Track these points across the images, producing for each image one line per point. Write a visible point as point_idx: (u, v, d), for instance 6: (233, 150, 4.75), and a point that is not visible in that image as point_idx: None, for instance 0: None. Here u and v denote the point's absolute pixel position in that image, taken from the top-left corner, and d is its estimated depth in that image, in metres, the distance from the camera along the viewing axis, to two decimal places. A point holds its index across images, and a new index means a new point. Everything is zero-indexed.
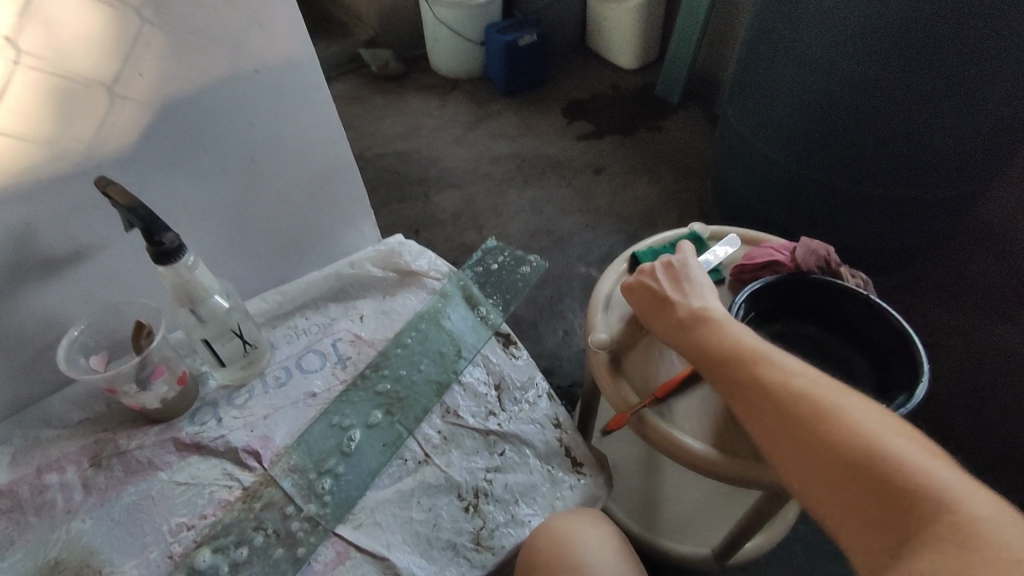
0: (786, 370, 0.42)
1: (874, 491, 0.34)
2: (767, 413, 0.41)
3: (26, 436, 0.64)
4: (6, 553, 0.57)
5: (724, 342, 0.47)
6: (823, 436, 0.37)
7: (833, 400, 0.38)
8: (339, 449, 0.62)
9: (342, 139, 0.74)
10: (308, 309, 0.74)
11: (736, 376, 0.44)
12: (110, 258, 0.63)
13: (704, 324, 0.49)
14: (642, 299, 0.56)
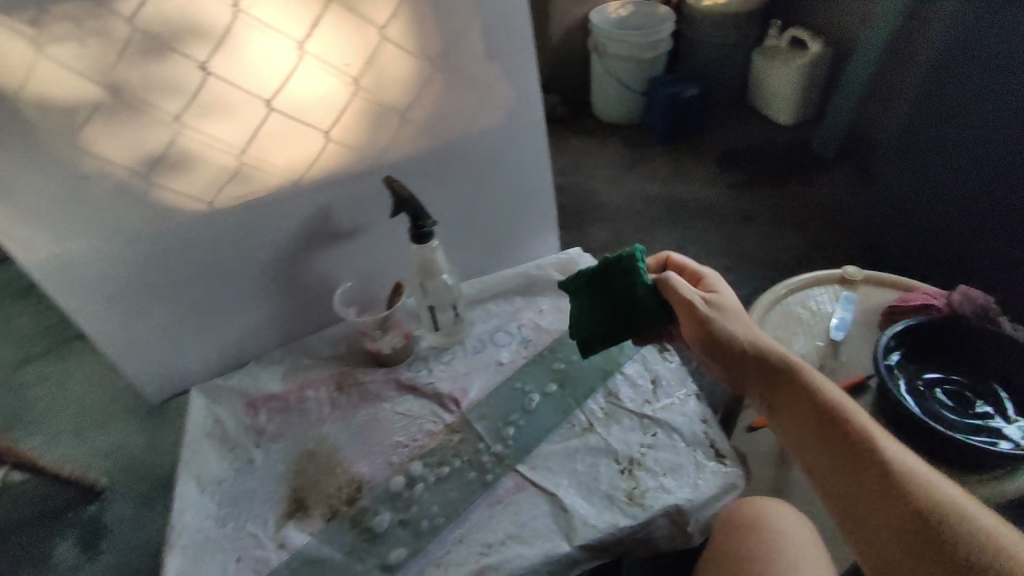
0: (823, 394, 0.53)
1: (909, 511, 0.44)
2: (817, 426, 0.52)
3: (294, 359, 0.86)
4: (280, 438, 0.78)
5: (778, 364, 0.57)
6: (874, 455, 0.48)
7: (873, 436, 0.49)
8: (521, 407, 0.77)
9: (546, 167, 0.89)
10: (498, 300, 0.91)
11: (787, 393, 0.55)
12: (371, 237, 0.83)
13: (765, 359, 0.58)
14: (691, 313, 0.62)
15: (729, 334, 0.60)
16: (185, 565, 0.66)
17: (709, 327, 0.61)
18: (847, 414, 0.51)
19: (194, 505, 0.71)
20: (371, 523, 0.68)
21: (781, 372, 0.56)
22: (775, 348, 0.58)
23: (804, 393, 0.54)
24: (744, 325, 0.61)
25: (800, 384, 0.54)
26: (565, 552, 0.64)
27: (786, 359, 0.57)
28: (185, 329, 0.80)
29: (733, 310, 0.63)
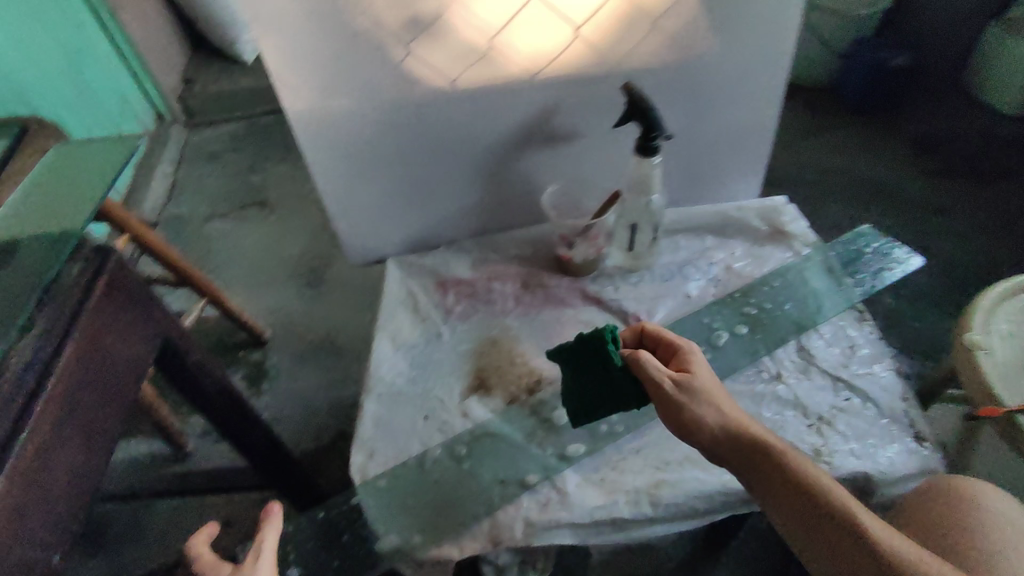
0: (784, 455, 0.56)
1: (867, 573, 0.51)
2: (797, 492, 0.54)
3: (482, 252, 0.89)
4: (467, 320, 0.82)
5: (737, 423, 0.59)
6: (829, 516, 0.53)
7: (829, 496, 0.54)
8: (707, 340, 0.76)
9: (778, 103, 0.82)
10: (690, 233, 0.89)
11: (762, 459, 0.56)
12: (586, 145, 0.82)
13: (730, 426, 0.59)
14: (668, 401, 0.60)
15: (704, 407, 0.59)
16: (380, 410, 0.72)
17: (693, 406, 0.59)
18: (802, 471, 0.55)
19: (388, 361, 0.77)
20: (550, 415, 0.71)
21: (756, 440, 0.57)
22: (725, 399, 0.61)
23: (778, 460, 0.56)
24: (714, 382, 0.62)
25: (771, 443, 0.57)
26: (743, 489, 0.64)
27: (747, 419, 0.60)
28: (397, 202, 0.84)
29: (700, 361, 0.64)
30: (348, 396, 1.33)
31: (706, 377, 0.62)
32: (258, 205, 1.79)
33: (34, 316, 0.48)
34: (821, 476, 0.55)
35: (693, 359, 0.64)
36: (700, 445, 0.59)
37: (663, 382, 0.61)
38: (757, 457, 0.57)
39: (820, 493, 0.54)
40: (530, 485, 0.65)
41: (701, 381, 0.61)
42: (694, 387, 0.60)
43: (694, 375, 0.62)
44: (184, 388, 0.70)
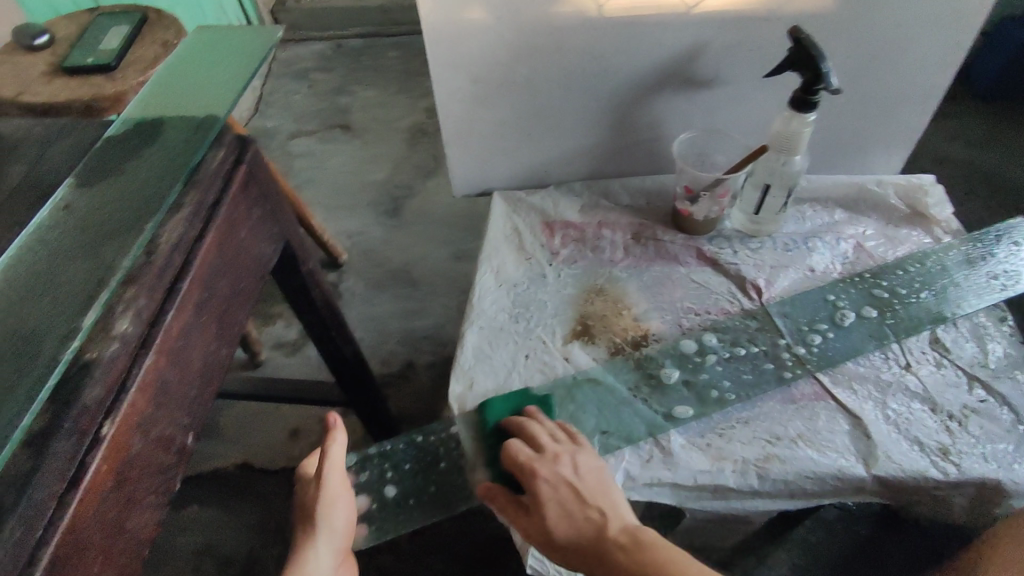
0: (643, 544, 0.51)
1: None
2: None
3: (592, 196, 0.85)
4: (573, 265, 0.79)
5: (579, 518, 0.55)
6: None
7: None
8: (831, 318, 0.70)
9: (954, 68, 0.72)
10: (818, 203, 0.82)
11: (603, 557, 0.52)
12: (726, 95, 0.75)
13: (590, 516, 0.54)
14: (530, 479, 0.57)
15: (543, 491, 0.57)
16: (481, 342, 0.70)
17: (531, 516, 0.56)
18: (661, 563, 0.50)
19: (491, 294, 0.75)
20: (655, 371, 0.68)
21: (597, 536, 0.53)
22: (590, 479, 0.57)
23: (610, 555, 0.52)
24: (581, 467, 0.58)
25: (610, 537, 0.52)
26: (860, 476, 0.59)
27: (600, 500, 0.55)
28: (514, 132, 0.80)
29: (565, 451, 0.59)
30: (418, 328, 1.33)
31: (564, 465, 0.58)
32: (342, 128, 1.78)
33: (181, 194, 0.47)
34: (684, 567, 0.49)
35: (559, 446, 0.59)
36: (551, 558, 0.55)
37: (520, 462, 0.58)
38: (609, 545, 0.52)
39: (665, 572, 0.49)
40: (632, 440, 0.63)
41: (550, 471, 0.57)
42: (538, 484, 0.57)
43: (547, 463, 0.58)
44: (292, 294, 0.70)
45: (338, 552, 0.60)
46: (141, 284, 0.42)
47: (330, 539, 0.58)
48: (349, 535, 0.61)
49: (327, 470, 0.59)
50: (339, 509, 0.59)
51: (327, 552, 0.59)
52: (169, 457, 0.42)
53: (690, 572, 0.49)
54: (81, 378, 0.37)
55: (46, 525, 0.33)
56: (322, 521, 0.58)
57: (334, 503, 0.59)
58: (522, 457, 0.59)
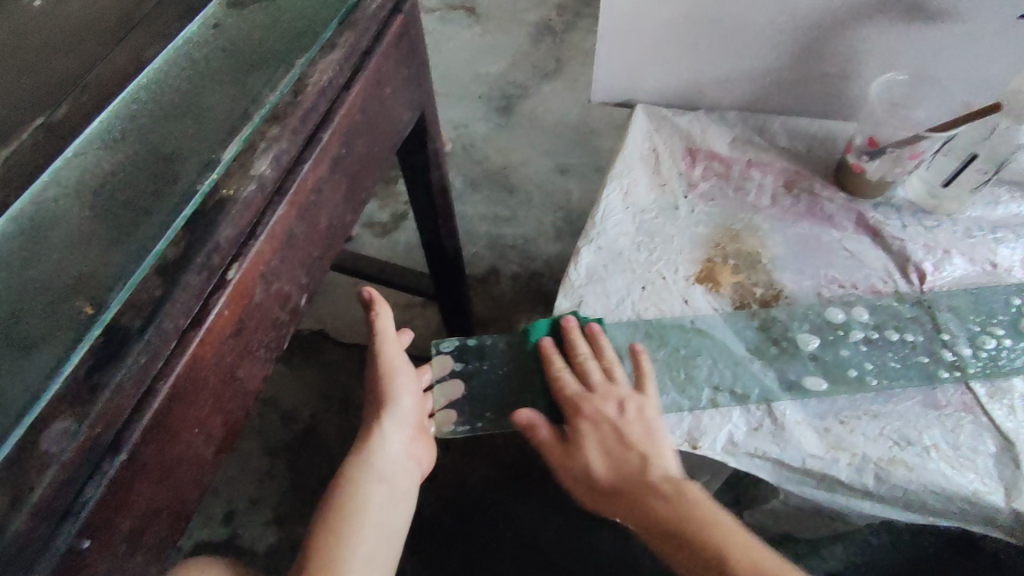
0: (668, 492, 0.50)
1: None
2: (674, 546, 0.48)
3: (746, 130, 0.75)
4: (709, 203, 0.71)
5: (624, 450, 0.53)
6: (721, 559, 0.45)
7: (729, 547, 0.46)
8: (1011, 323, 0.61)
9: None
10: (1017, 187, 0.68)
11: (645, 505, 0.50)
12: (952, 34, 0.63)
13: (636, 446, 0.53)
14: (572, 415, 0.56)
15: (585, 425, 0.55)
16: (597, 264, 0.65)
17: (557, 447, 0.56)
18: (701, 516, 0.48)
19: (616, 215, 0.68)
20: (796, 337, 0.62)
21: (638, 478, 0.51)
22: (638, 427, 0.54)
23: (652, 501, 0.50)
24: (633, 410, 0.55)
25: (652, 482, 0.51)
26: (996, 507, 0.51)
27: (645, 447, 0.53)
28: (679, 39, 0.70)
29: (626, 394, 0.56)
30: (507, 236, 1.29)
31: (621, 388, 0.57)
32: (466, 10, 1.67)
33: (336, 34, 0.42)
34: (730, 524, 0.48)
35: (613, 387, 0.57)
36: (587, 491, 0.54)
37: (567, 396, 0.57)
38: (640, 486, 0.51)
39: (711, 532, 0.47)
40: (744, 403, 0.58)
41: (631, 406, 0.55)
42: (581, 418, 0.55)
43: (597, 400, 0.56)
44: (411, 172, 0.66)
45: (411, 429, 0.62)
46: (284, 125, 0.37)
47: (398, 413, 0.60)
48: (415, 412, 0.63)
49: (382, 344, 0.61)
50: (401, 382, 0.62)
51: (397, 430, 0.60)
52: (283, 314, 0.40)
53: (738, 539, 0.47)
54: (216, 211, 0.34)
55: (167, 357, 0.31)
56: (390, 395, 0.61)
57: (394, 375, 0.61)
58: (572, 391, 0.57)
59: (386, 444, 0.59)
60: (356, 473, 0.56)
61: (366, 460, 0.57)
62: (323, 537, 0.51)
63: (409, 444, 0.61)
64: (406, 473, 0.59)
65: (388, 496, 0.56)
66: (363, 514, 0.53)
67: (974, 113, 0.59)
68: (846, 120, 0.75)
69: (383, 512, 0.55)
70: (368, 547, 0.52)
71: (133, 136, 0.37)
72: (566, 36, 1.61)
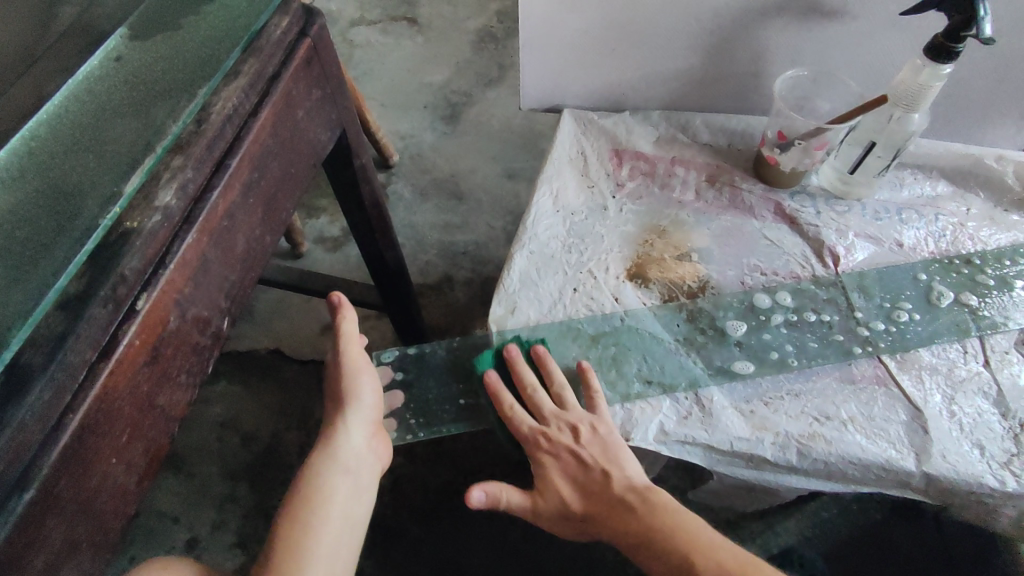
0: (636, 506, 0.54)
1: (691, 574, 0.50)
2: (644, 551, 0.53)
3: (669, 128, 0.77)
4: (637, 201, 0.74)
5: (584, 478, 0.57)
6: (681, 544, 0.52)
7: (690, 534, 0.52)
8: (920, 298, 0.65)
9: None
10: (919, 171, 0.73)
11: (615, 520, 0.55)
12: (846, 30, 0.66)
13: (600, 466, 0.57)
14: (532, 452, 0.59)
15: (546, 459, 0.59)
16: (530, 267, 0.67)
17: (536, 492, 0.58)
18: (667, 504, 0.54)
19: (547, 219, 0.70)
20: (726, 324, 0.65)
21: (605, 497, 0.56)
22: (594, 447, 0.58)
23: (624, 516, 0.54)
24: (592, 432, 0.58)
25: (618, 499, 0.55)
26: (909, 471, 0.55)
27: (607, 464, 0.57)
28: (597, 45, 0.72)
29: (580, 418, 0.59)
30: (459, 243, 1.30)
31: (574, 413, 0.60)
32: (407, 20, 1.68)
33: (239, 62, 0.43)
34: (694, 514, 0.54)
35: (567, 413, 0.60)
36: (559, 524, 0.57)
37: (525, 434, 0.60)
38: (614, 517, 0.55)
39: (671, 538, 0.52)
40: (673, 392, 0.60)
41: (587, 429, 0.58)
42: (541, 453, 0.59)
43: (553, 433, 0.59)
44: (342, 188, 0.67)
45: (372, 423, 0.62)
46: (189, 154, 0.38)
47: (361, 409, 0.60)
48: (376, 408, 0.63)
49: (344, 344, 0.62)
50: (364, 380, 0.62)
51: (359, 424, 0.60)
52: (203, 339, 0.41)
53: (699, 537, 0.52)
54: (121, 243, 0.35)
55: (76, 390, 0.32)
56: (352, 392, 0.61)
57: (358, 374, 0.62)
58: (527, 430, 0.60)
59: (349, 438, 0.59)
60: (319, 468, 0.56)
61: (329, 453, 0.57)
62: (287, 532, 0.51)
63: (372, 439, 0.61)
64: (370, 465, 0.59)
65: (353, 489, 0.56)
66: (326, 506, 0.54)
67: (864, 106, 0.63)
68: (761, 114, 0.79)
69: (347, 505, 0.55)
70: (332, 536, 0.52)
71: (31, 174, 0.37)
72: (508, 43, 1.63)
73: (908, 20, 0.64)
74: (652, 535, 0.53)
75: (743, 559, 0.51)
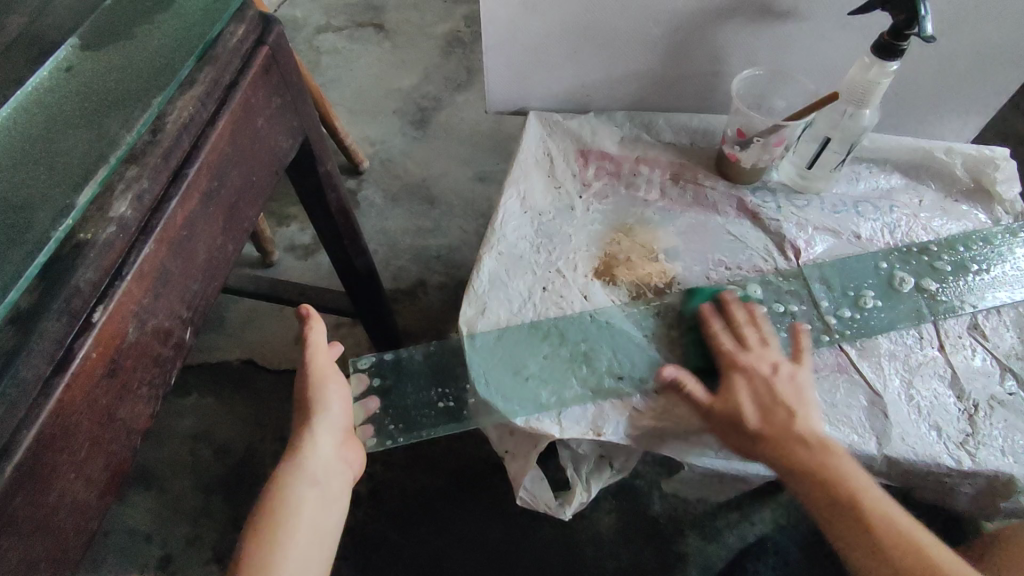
0: (830, 453, 0.54)
1: (870, 529, 0.50)
2: (820, 490, 0.53)
3: (633, 129, 0.79)
4: (603, 201, 0.75)
5: (776, 410, 0.56)
6: (865, 505, 0.51)
7: (878, 498, 0.52)
8: (879, 287, 0.67)
9: None
10: (874, 165, 0.75)
11: (796, 456, 0.54)
12: (799, 30, 0.68)
13: (797, 411, 0.56)
14: (725, 368, 0.60)
15: (739, 380, 0.58)
16: (499, 269, 0.67)
17: (724, 402, 0.57)
18: (859, 466, 0.54)
19: (515, 220, 0.71)
20: (694, 319, 0.66)
21: (796, 432, 0.55)
22: (791, 388, 0.58)
23: (805, 455, 0.54)
24: (789, 375, 0.58)
25: (806, 439, 0.55)
26: (870, 454, 0.56)
27: (796, 406, 0.56)
28: (558, 47, 0.73)
29: (781, 363, 0.59)
30: (432, 247, 1.30)
31: (774, 353, 0.60)
32: (374, 26, 1.68)
33: (194, 71, 0.42)
34: (878, 485, 0.53)
35: (768, 352, 0.60)
36: (732, 439, 0.57)
37: (723, 352, 0.61)
38: (808, 450, 0.54)
39: (856, 488, 0.52)
40: (642, 387, 0.61)
41: (788, 373, 0.58)
42: (736, 371, 0.59)
43: (751, 360, 0.59)
44: (308, 195, 0.66)
45: (341, 432, 0.61)
46: (144, 165, 0.38)
47: (329, 418, 0.60)
48: (346, 416, 0.62)
49: (312, 353, 0.61)
50: (333, 389, 0.61)
51: (328, 434, 0.60)
52: (166, 350, 0.41)
53: (881, 503, 0.52)
54: (75, 256, 0.35)
55: (29, 407, 0.31)
56: (319, 401, 0.60)
57: (326, 382, 0.61)
58: (726, 349, 0.61)
59: (317, 448, 0.59)
60: (286, 482, 0.56)
61: (297, 466, 0.57)
62: (256, 548, 0.51)
63: (340, 448, 0.60)
64: (339, 476, 0.59)
65: (321, 500, 0.56)
66: (295, 521, 0.54)
67: (818, 102, 0.65)
68: (722, 112, 0.80)
69: (315, 516, 0.55)
70: (301, 552, 0.52)
71: None
72: (475, 47, 1.63)
73: (858, 18, 0.66)
74: (837, 482, 0.52)
75: (927, 539, 0.50)
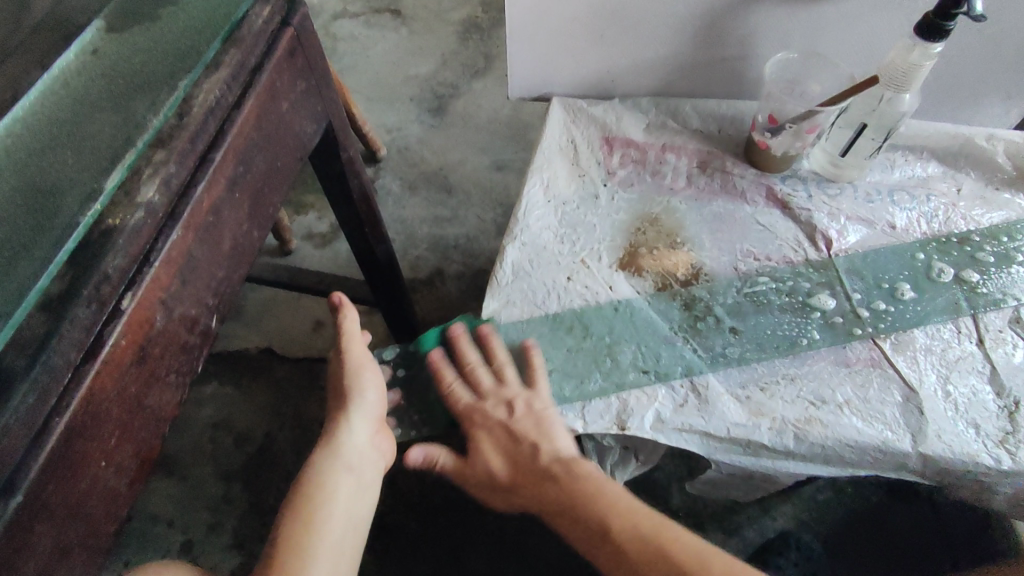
0: (555, 480, 0.52)
1: (614, 547, 0.48)
2: (562, 520, 0.51)
3: (660, 115, 0.77)
4: (628, 189, 0.73)
5: (514, 452, 0.55)
6: (598, 518, 0.49)
7: (608, 505, 0.50)
8: (914, 278, 0.65)
9: None
10: (910, 152, 0.73)
11: (541, 489, 0.53)
12: (835, 11, 0.66)
13: (532, 438, 0.55)
14: (466, 425, 0.58)
15: (478, 433, 0.57)
16: (522, 259, 0.66)
17: (471, 467, 0.56)
18: (591, 474, 0.52)
19: (538, 210, 0.69)
20: (722, 311, 0.65)
21: (533, 469, 0.54)
22: (529, 421, 0.56)
23: (546, 486, 0.52)
24: (523, 407, 0.57)
25: (541, 471, 0.53)
26: (906, 451, 0.55)
27: (536, 439, 0.55)
28: (585, 31, 0.71)
29: (518, 395, 0.58)
30: (450, 236, 1.29)
31: (511, 388, 0.59)
32: (391, 13, 1.66)
33: (220, 53, 0.41)
34: (613, 483, 0.52)
35: (506, 388, 0.59)
36: (492, 494, 0.56)
37: (461, 410, 0.59)
38: (546, 484, 0.52)
39: (591, 503, 0.50)
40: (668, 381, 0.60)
41: (518, 408, 0.57)
42: (475, 425, 0.58)
43: (489, 407, 0.58)
44: (330, 182, 0.66)
45: (377, 421, 0.61)
46: (171, 149, 0.37)
47: (364, 406, 0.59)
48: (381, 406, 0.61)
49: (348, 343, 0.62)
50: (368, 377, 0.61)
51: (364, 422, 0.59)
52: (192, 338, 0.40)
53: (617, 506, 0.50)
54: (104, 241, 0.34)
55: (61, 393, 0.31)
56: (353, 389, 0.59)
57: (362, 371, 0.61)
58: (464, 402, 0.59)
59: (352, 436, 0.58)
60: (322, 467, 0.55)
61: (331, 451, 0.57)
62: (292, 529, 0.50)
63: (375, 436, 0.60)
64: (373, 465, 0.59)
65: (355, 488, 0.56)
66: (329, 506, 0.53)
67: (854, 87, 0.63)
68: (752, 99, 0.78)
69: (349, 503, 0.54)
70: (334, 534, 0.51)
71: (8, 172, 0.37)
72: (493, 33, 1.61)
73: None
74: (573, 511, 0.50)
75: (668, 532, 0.48)
